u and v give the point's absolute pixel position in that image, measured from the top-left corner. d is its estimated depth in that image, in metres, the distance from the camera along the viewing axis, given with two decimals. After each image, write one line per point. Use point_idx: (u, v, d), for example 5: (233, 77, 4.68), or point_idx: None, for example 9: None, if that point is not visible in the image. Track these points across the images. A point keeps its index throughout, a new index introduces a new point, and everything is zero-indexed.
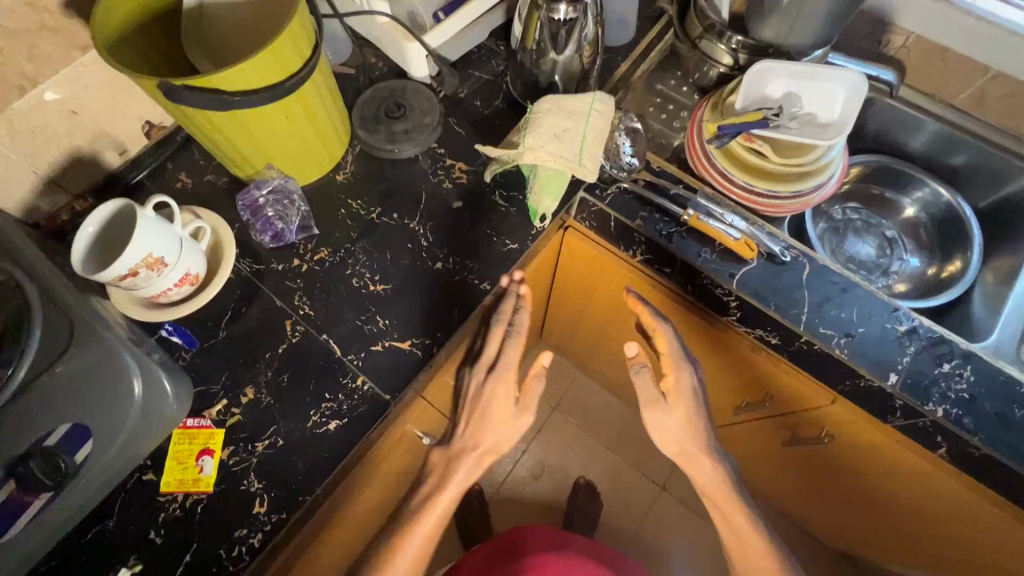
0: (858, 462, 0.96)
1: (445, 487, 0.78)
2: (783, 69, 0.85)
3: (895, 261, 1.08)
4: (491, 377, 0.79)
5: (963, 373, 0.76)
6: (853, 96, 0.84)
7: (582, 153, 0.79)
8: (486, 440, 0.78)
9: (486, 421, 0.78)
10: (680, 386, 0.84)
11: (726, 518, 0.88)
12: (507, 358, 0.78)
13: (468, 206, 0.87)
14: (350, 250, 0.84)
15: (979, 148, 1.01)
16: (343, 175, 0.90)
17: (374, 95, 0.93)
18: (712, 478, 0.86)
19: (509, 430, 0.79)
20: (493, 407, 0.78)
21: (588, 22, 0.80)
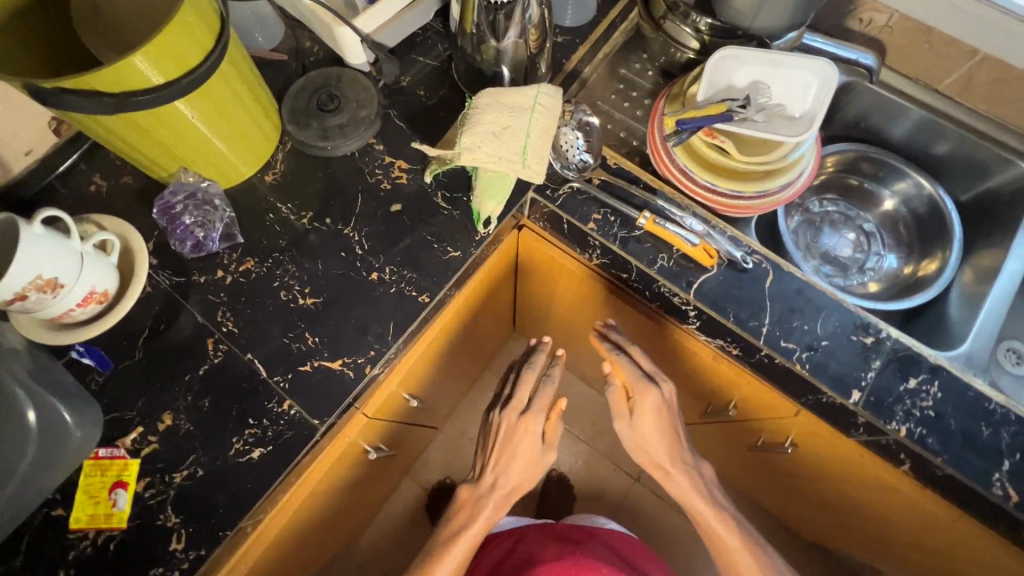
0: (821, 468, 0.93)
1: (474, 522, 0.83)
2: (749, 56, 0.77)
3: (872, 257, 1.03)
4: (522, 418, 0.85)
5: (930, 389, 0.71)
6: (824, 86, 0.77)
7: (526, 154, 0.72)
8: (511, 476, 0.84)
9: (513, 458, 0.84)
10: (643, 408, 0.81)
11: (719, 538, 0.82)
12: (539, 403, 0.86)
13: (407, 209, 0.80)
14: (279, 259, 0.78)
15: (961, 137, 0.94)
16: (272, 176, 0.82)
17: (305, 85, 0.85)
18: (696, 495, 0.82)
19: (534, 467, 0.85)
20: (522, 446, 0.84)
21: (531, 2, 0.72)
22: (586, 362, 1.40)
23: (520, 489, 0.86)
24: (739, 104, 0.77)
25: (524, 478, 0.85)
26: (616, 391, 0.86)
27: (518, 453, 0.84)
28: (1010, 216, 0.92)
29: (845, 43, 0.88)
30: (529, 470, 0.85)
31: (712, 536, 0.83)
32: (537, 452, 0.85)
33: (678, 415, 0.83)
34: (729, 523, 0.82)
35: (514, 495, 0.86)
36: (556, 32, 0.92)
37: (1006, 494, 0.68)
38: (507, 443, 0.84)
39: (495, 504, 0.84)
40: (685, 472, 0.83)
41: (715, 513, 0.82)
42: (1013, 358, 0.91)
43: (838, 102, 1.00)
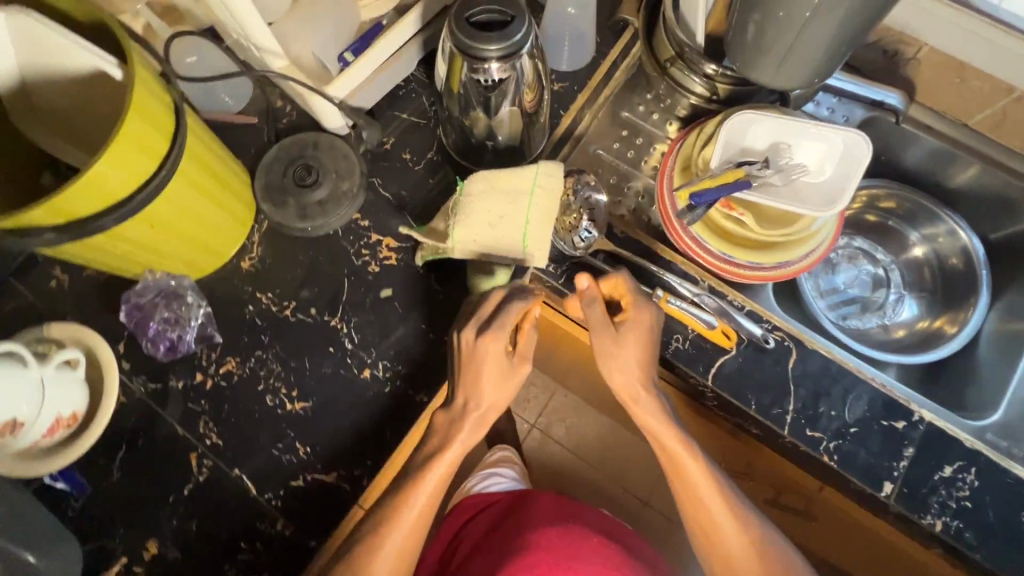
0: (851, 544, 0.87)
1: (450, 445, 0.63)
2: (774, 120, 0.70)
3: (891, 301, 0.98)
4: (484, 337, 0.61)
5: (966, 477, 0.67)
6: (856, 155, 0.69)
7: (527, 244, 0.66)
8: (484, 405, 0.63)
9: (481, 380, 0.63)
10: (624, 333, 0.65)
11: (682, 479, 0.68)
12: (505, 320, 0.62)
13: (398, 294, 0.74)
14: (262, 358, 0.72)
15: (992, 176, 0.87)
16: (249, 261, 0.75)
17: (279, 155, 0.77)
18: (676, 441, 0.67)
19: (507, 391, 0.64)
20: (486, 369, 0.62)
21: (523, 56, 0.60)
22: (591, 394, 1.34)
23: (496, 412, 0.65)
24: (758, 166, 0.70)
25: (500, 401, 0.64)
26: (592, 312, 0.66)
27: (488, 378, 0.63)
28: None
29: (872, 82, 0.82)
30: (500, 393, 0.64)
31: (683, 482, 0.68)
32: (509, 369, 0.63)
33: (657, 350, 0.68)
34: (702, 463, 0.67)
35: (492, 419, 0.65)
36: (552, 78, 0.83)
37: None
38: (476, 361, 0.62)
39: (468, 429, 0.63)
40: (658, 405, 0.67)
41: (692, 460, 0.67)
42: None
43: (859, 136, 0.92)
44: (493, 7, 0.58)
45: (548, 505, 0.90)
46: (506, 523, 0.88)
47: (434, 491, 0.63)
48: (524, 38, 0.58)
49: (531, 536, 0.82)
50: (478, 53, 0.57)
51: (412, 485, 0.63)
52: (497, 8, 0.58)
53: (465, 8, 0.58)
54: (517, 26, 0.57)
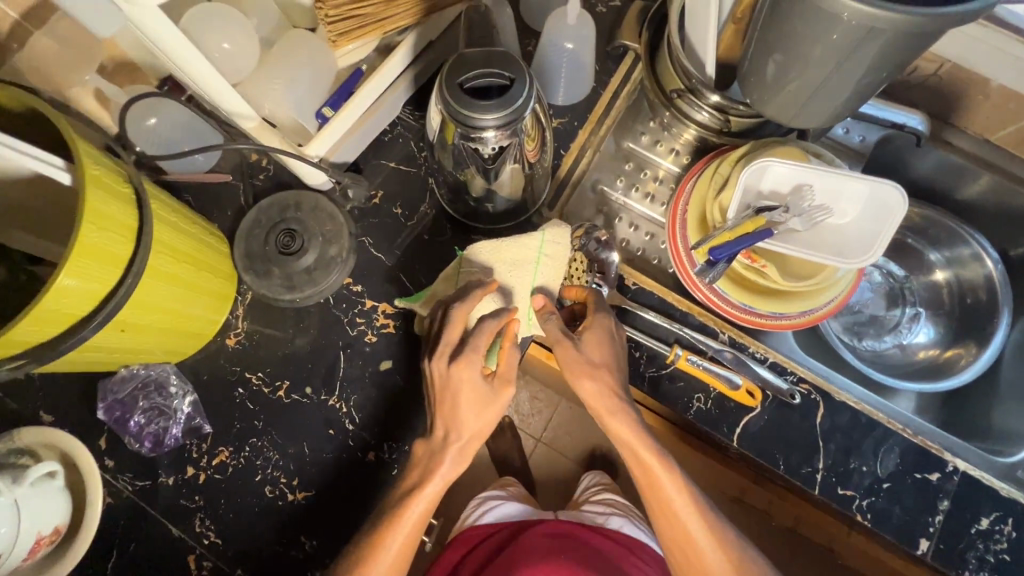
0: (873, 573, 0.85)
1: (429, 479, 0.58)
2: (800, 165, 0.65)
3: (908, 321, 0.95)
4: (454, 363, 0.57)
5: (1003, 528, 0.65)
6: (884, 206, 0.64)
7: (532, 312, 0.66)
8: (458, 426, 0.57)
9: (461, 410, 0.57)
10: (584, 342, 0.59)
11: (654, 494, 0.60)
12: (474, 343, 0.57)
13: (399, 366, 0.69)
14: (257, 445, 0.67)
15: (1014, 192, 0.83)
16: (235, 338, 0.70)
17: (259, 219, 0.71)
18: (652, 456, 0.59)
19: (491, 416, 0.58)
20: (463, 396, 0.57)
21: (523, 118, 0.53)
22: None
23: (475, 438, 0.58)
24: (779, 212, 0.65)
25: (478, 429, 0.58)
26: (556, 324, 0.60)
27: (465, 403, 0.57)
28: None
29: (892, 106, 0.77)
30: (477, 419, 0.57)
31: (657, 498, 0.61)
32: (486, 394, 0.58)
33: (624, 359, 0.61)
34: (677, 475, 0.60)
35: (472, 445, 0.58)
36: (549, 114, 0.77)
37: None
38: (450, 389, 0.57)
39: (448, 460, 0.57)
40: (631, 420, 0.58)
41: (665, 478, 0.60)
42: None
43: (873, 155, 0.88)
44: (488, 69, 0.52)
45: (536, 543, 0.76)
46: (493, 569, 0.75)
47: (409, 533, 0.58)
48: (526, 101, 0.52)
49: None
50: (476, 123, 0.51)
51: (391, 527, 0.58)
52: (492, 69, 0.52)
53: (457, 70, 0.52)
54: (517, 88, 0.51)
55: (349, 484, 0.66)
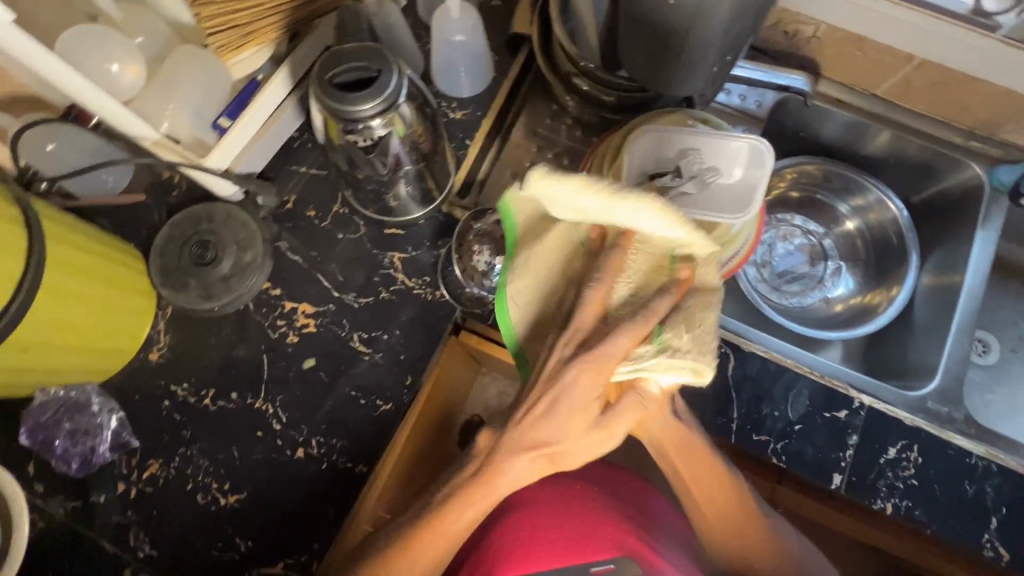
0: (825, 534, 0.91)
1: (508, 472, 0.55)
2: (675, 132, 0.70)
3: (829, 276, 0.99)
4: (585, 354, 0.51)
5: (910, 456, 0.68)
6: (756, 159, 0.69)
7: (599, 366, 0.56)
8: (552, 442, 0.55)
9: (560, 407, 0.54)
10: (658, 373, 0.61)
11: (690, 477, 0.65)
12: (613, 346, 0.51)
13: (322, 363, 0.70)
14: (187, 454, 0.67)
15: (906, 142, 0.87)
16: (158, 353, 0.71)
17: (172, 234, 0.72)
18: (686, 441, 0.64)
19: (580, 444, 0.56)
20: (575, 395, 0.53)
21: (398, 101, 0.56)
22: None
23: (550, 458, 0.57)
24: (668, 177, 0.69)
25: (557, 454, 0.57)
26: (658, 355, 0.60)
27: (560, 428, 0.55)
28: (966, 222, 0.87)
29: (775, 68, 0.81)
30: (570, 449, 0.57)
31: (692, 480, 0.65)
32: (593, 424, 0.55)
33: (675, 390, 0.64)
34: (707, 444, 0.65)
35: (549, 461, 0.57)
36: (453, 108, 0.79)
37: (997, 555, 0.66)
38: (562, 403, 0.54)
39: (525, 460, 0.55)
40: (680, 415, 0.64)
41: (687, 462, 0.64)
42: (981, 349, 0.98)
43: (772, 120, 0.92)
44: (354, 64, 0.54)
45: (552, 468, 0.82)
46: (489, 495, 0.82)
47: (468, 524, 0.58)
48: (395, 86, 0.54)
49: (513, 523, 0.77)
50: (355, 114, 0.53)
51: (433, 539, 0.57)
52: (356, 53, 0.54)
53: (328, 67, 0.54)
54: (386, 75, 0.54)
55: (281, 489, 0.67)
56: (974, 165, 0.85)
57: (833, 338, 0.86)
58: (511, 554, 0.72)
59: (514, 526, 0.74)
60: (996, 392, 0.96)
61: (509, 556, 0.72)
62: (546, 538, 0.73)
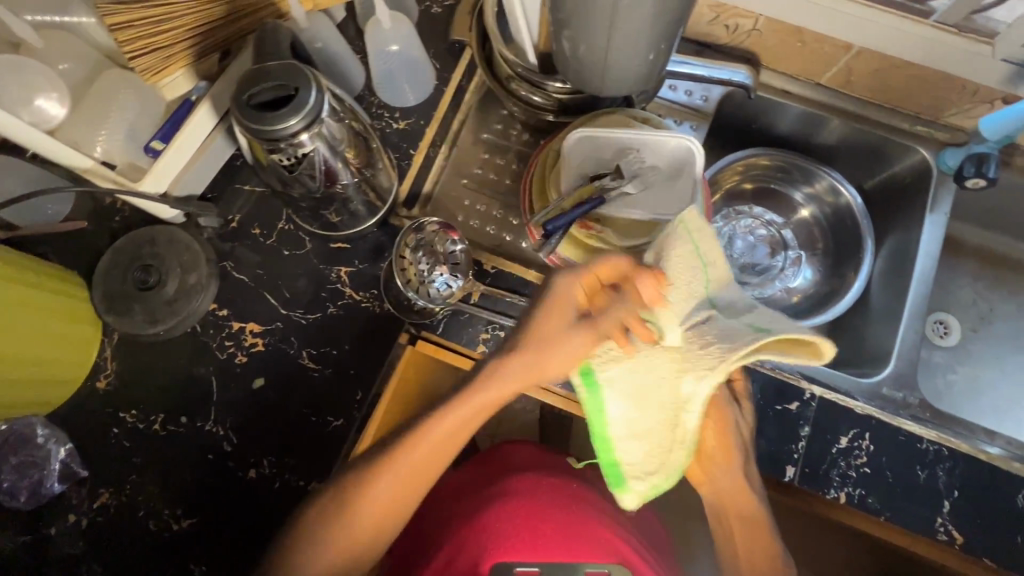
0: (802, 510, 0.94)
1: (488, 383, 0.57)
2: (612, 135, 0.70)
3: (790, 266, 0.99)
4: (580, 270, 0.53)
5: (862, 444, 0.68)
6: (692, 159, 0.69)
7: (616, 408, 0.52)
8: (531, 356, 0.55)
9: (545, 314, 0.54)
10: (727, 426, 0.63)
11: (738, 512, 0.66)
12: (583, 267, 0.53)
13: (271, 382, 0.70)
14: (138, 481, 0.67)
15: (854, 129, 0.88)
16: (105, 380, 0.70)
17: (115, 260, 0.71)
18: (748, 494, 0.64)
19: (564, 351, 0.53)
20: (567, 295, 0.53)
21: (324, 114, 0.56)
22: None
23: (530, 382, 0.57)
24: (610, 178, 0.69)
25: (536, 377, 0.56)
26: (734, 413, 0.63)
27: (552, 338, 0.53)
28: (917, 205, 0.87)
29: (714, 62, 0.80)
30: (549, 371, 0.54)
31: (738, 519, 0.66)
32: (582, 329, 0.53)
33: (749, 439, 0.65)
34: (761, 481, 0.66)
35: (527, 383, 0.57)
36: (396, 118, 0.79)
37: (951, 537, 0.66)
38: (546, 305, 0.54)
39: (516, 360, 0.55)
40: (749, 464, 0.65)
41: (738, 498, 0.65)
42: (942, 331, 0.98)
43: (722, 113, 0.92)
44: (270, 82, 0.53)
45: (553, 462, 0.83)
46: (478, 477, 0.82)
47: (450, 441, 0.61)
48: (315, 102, 0.54)
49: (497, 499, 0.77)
50: (281, 129, 0.53)
51: (415, 447, 0.59)
52: (271, 70, 0.54)
53: (243, 87, 0.53)
54: (304, 93, 0.53)
55: (234, 512, 0.66)
56: (921, 149, 0.85)
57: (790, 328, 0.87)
58: (507, 542, 0.73)
59: (511, 515, 0.75)
60: (958, 373, 0.96)
61: (504, 542, 0.73)
62: (541, 528, 0.74)
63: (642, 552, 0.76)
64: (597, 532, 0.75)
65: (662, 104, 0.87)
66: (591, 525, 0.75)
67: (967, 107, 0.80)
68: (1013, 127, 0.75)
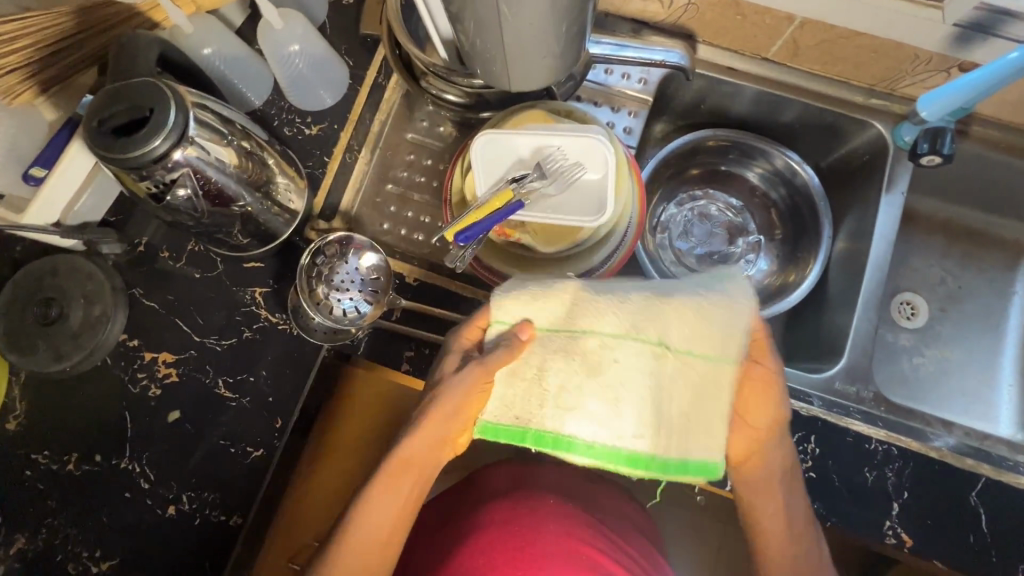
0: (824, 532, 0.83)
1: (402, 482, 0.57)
2: (528, 133, 0.64)
3: (748, 252, 0.93)
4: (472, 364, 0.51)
5: (807, 448, 0.66)
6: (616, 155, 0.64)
7: (601, 427, 0.47)
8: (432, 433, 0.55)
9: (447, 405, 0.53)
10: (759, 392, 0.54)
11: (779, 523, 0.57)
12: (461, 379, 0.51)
13: (187, 415, 0.67)
14: (54, 524, 0.65)
15: (805, 106, 0.82)
16: (15, 422, 0.67)
17: (14, 294, 0.68)
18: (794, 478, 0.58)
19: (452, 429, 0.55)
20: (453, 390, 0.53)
21: (192, 134, 0.51)
22: None
23: (414, 470, 0.57)
24: (532, 179, 0.63)
25: (417, 455, 0.56)
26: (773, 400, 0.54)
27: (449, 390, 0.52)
28: (873, 184, 0.82)
29: (646, 43, 0.71)
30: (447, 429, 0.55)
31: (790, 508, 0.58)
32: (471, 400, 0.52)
33: (786, 451, 0.57)
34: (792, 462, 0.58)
35: (409, 475, 0.57)
36: (307, 123, 0.74)
37: (900, 541, 0.64)
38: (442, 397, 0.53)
39: (409, 438, 0.56)
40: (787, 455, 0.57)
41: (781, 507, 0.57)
42: (908, 312, 0.91)
43: (666, 94, 0.86)
44: (123, 104, 0.49)
45: (537, 479, 0.77)
46: (459, 501, 0.76)
47: (382, 536, 0.57)
48: (174, 123, 0.49)
49: (476, 532, 0.70)
50: (141, 157, 0.48)
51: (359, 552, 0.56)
52: (124, 91, 0.49)
53: (95, 110, 0.49)
54: (160, 112, 0.49)
55: (153, 551, 0.64)
56: (876, 124, 0.80)
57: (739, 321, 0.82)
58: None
59: (488, 549, 0.67)
60: (925, 355, 0.89)
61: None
62: (529, 557, 0.65)
63: (632, 566, 0.68)
64: (580, 550, 0.67)
65: (594, 88, 0.82)
66: (572, 540, 0.67)
67: (922, 76, 0.74)
68: (958, 103, 0.71)
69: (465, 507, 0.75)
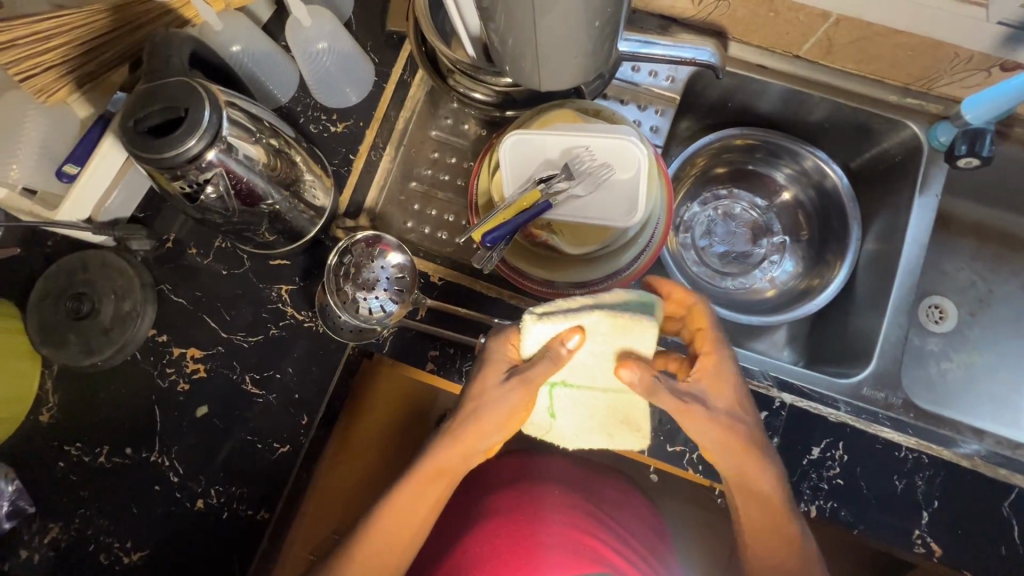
0: None
1: (427, 487, 0.58)
2: (555, 136, 0.64)
3: (772, 254, 0.92)
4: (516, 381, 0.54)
5: (835, 454, 0.66)
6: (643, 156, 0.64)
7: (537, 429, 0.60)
8: (481, 442, 0.57)
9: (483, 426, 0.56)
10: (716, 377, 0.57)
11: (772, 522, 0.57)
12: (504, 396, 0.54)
13: (215, 410, 0.68)
14: (87, 514, 0.66)
15: (837, 105, 0.80)
16: (48, 414, 0.68)
17: (47, 290, 0.68)
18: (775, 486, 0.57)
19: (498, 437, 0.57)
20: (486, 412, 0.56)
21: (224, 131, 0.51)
22: None
23: (448, 476, 0.58)
24: (559, 179, 0.62)
25: (450, 463, 0.58)
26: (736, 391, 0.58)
27: (493, 402, 0.55)
28: (905, 186, 0.80)
29: (676, 41, 0.68)
30: (485, 440, 0.57)
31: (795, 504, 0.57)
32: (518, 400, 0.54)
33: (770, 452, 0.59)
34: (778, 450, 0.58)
35: (444, 479, 0.58)
36: (332, 121, 0.74)
37: (929, 550, 0.63)
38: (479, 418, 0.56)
39: (443, 447, 0.58)
40: (775, 462, 0.58)
41: None
42: (937, 316, 0.89)
43: (693, 93, 0.84)
44: (158, 104, 0.49)
45: (541, 469, 0.77)
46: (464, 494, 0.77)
47: (403, 536, 0.59)
48: (208, 122, 0.49)
49: (476, 524, 0.70)
50: (174, 155, 0.48)
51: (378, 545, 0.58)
52: (159, 90, 0.49)
53: (130, 110, 0.49)
54: (194, 111, 0.48)
55: (181, 540, 0.66)
56: (911, 125, 0.78)
57: (763, 322, 0.82)
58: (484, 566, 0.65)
59: (488, 535, 0.68)
60: (954, 360, 0.87)
61: (481, 563, 0.66)
62: (524, 541, 0.66)
63: (635, 556, 0.68)
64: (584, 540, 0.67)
65: (620, 86, 0.81)
66: (578, 531, 0.68)
67: (960, 75, 0.72)
68: (1003, 107, 0.70)
69: (471, 498, 0.75)
